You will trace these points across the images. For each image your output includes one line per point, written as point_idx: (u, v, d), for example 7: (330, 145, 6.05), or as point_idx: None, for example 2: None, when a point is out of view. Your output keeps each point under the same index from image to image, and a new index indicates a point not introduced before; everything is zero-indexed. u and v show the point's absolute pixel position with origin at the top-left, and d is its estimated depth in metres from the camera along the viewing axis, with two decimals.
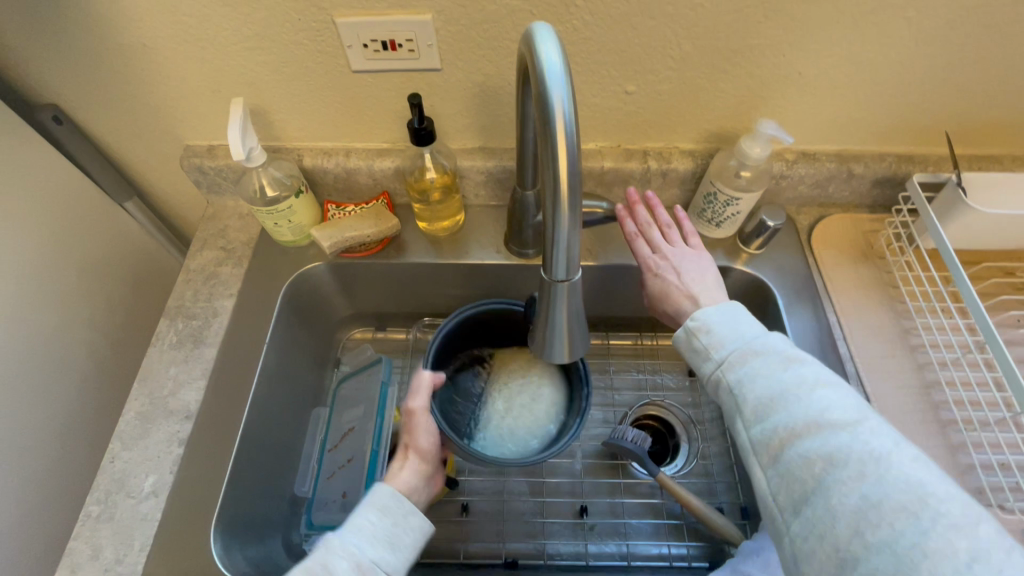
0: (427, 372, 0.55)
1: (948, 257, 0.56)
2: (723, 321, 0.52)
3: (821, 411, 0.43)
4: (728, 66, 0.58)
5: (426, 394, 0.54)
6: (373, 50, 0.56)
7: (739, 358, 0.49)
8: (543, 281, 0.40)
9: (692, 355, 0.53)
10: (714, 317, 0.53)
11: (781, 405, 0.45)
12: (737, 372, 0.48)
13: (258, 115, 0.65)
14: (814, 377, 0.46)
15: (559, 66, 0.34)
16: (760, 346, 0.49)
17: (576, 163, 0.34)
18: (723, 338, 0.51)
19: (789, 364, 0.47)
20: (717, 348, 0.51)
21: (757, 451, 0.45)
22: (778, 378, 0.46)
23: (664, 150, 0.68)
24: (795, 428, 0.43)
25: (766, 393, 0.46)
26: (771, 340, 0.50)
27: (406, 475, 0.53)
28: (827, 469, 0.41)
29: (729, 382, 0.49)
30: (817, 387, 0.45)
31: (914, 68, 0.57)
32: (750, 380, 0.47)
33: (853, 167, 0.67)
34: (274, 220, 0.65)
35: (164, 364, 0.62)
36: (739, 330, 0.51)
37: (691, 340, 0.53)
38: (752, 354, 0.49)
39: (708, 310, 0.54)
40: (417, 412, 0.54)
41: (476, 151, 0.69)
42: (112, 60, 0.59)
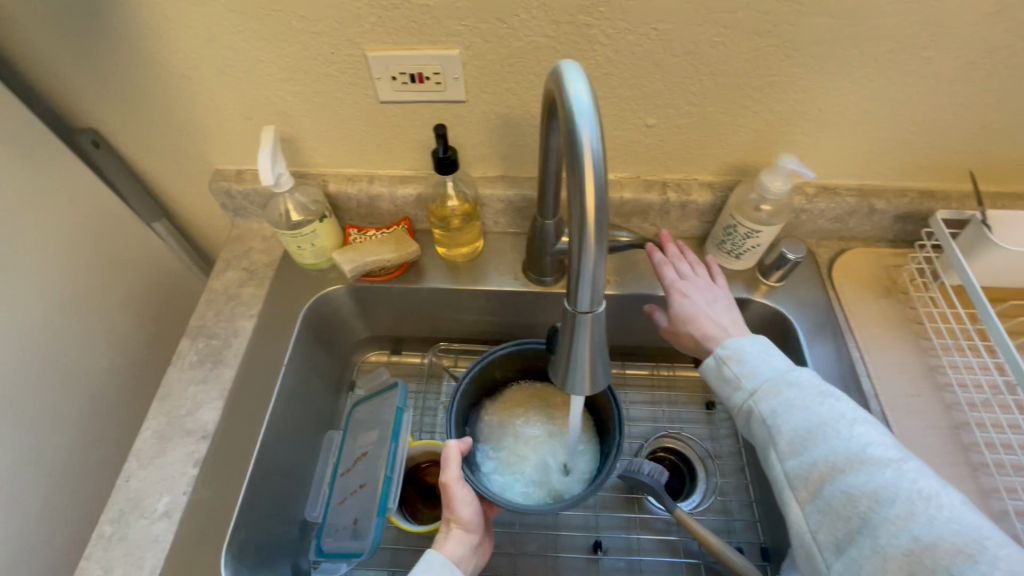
0: (454, 441, 0.55)
1: (976, 295, 0.55)
2: (753, 351, 0.53)
3: (863, 446, 0.43)
4: (748, 102, 0.58)
5: (457, 464, 0.54)
6: (401, 83, 0.58)
7: (772, 389, 0.49)
8: (567, 312, 0.40)
9: (722, 385, 0.53)
10: (745, 347, 0.53)
11: (820, 439, 0.45)
12: (771, 403, 0.48)
13: (287, 142, 0.67)
14: (852, 412, 0.46)
15: (587, 102, 0.35)
16: (794, 378, 0.49)
17: (603, 196, 0.35)
18: (755, 368, 0.51)
19: (825, 398, 0.47)
20: (749, 377, 0.51)
21: (794, 486, 0.45)
22: (815, 412, 0.46)
23: (683, 182, 0.68)
24: (836, 462, 0.43)
25: (802, 426, 0.46)
26: (804, 373, 0.50)
27: (454, 546, 0.52)
28: (874, 506, 0.40)
29: (763, 414, 0.49)
30: (856, 423, 0.45)
31: (935, 107, 0.58)
32: (786, 413, 0.47)
33: (873, 202, 0.67)
34: (297, 244, 0.67)
35: (184, 383, 0.63)
36: (771, 362, 0.52)
37: (721, 369, 0.53)
38: (786, 385, 0.49)
39: (739, 340, 0.54)
40: (451, 482, 0.53)
41: (497, 179, 0.70)
42: (152, 88, 0.62)
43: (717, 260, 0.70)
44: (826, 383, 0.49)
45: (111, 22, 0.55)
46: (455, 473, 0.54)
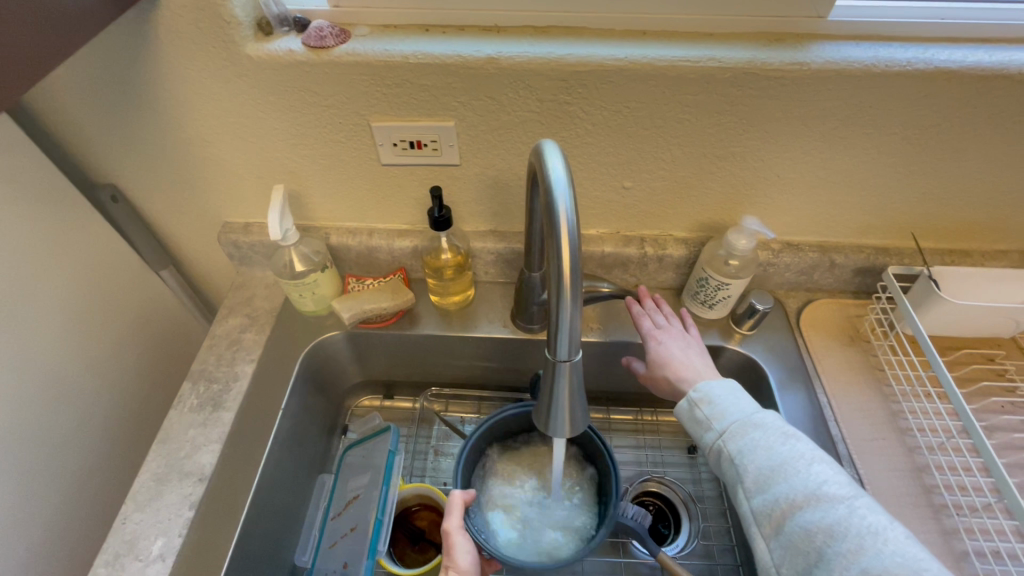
0: (457, 491, 0.57)
1: (924, 344, 0.60)
2: (721, 393, 0.56)
3: (820, 484, 0.47)
4: (713, 168, 0.65)
5: (459, 512, 0.56)
6: (402, 148, 0.65)
7: (738, 430, 0.53)
8: (547, 359, 0.44)
9: (694, 425, 0.57)
10: (715, 389, 0.57)
11: (781, 477, 0.48)
12: (738, 443, 0.52)
13: (294, 198, 0.72)
14: (810, 452, 0.50)
15: (563, 177, 0.40)
16: (758, 419, 0.53)
17: (577, 258, 0.40)
18: (724, 410, 0.55)
19: (787, 439, 0.51)
20: (718, 419, 0.55)
21: (759, 522, 0.48)
22: (778, 452, 0.50)
23: (659, 238, 0.74)
24: (796, 499, 0.47)
25: (765, 465, 0.50)
26: (767, 414, 0.54)
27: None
28: (828, 541, 0.44)
29: (731, 453, 0.52)
30: (814, 462, 0.49)
31: (880, 175, 0.65)
32: (751, 452, 0.51)
33: (834, 257, 0.73)
34: (299, 292, 0.71)
35: (184, 426, 0.65)
36: (738, 404, 0.55)
37: (692, 411, 0.57)
38: (752, 426, 0.53)
39: (709, 383, 0.58)
40: (453, 529, 0.55)
41: (488, 233, 0.76)
42: (172, 150, 0.67)
43: (693, 309, 0.75)
44: (788, 424, 0.53)
45: (141, 93, 0.61)
46: (457, 521, 0.56)
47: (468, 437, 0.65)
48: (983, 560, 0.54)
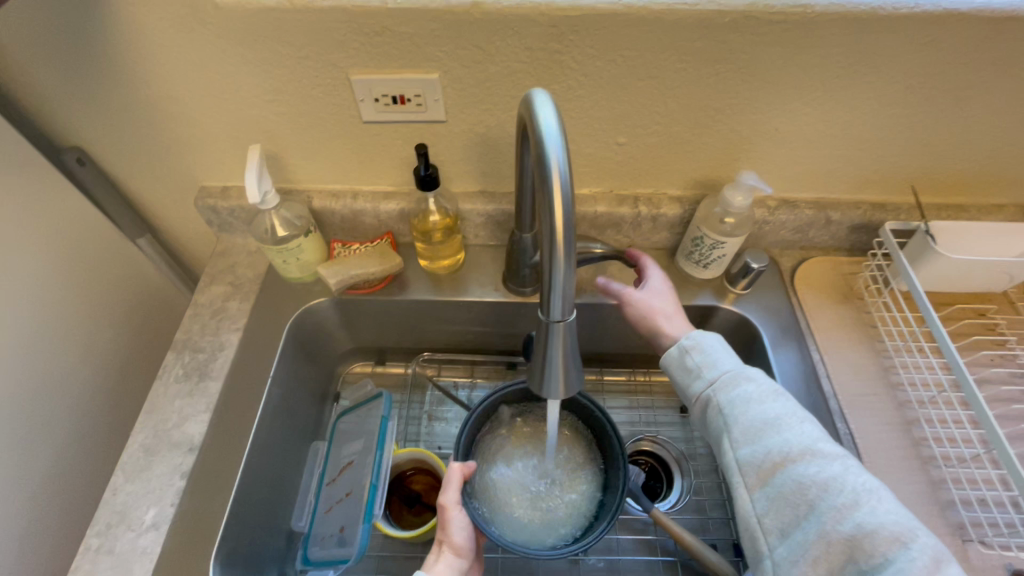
0: (457, 464, 0.57)
1: (919, 299, 0.60)
2: (714, 345, 0.56)
3: (813, 442, 0.47)
4: (710, 122, 0.63)
5: (457, 487, 0.56)
6: (384, 104, 0.61)
7: (730, 382, 0.53)
8: (541, 321, 0.43)
9: (682, 376, 0.56)
10: (708, 341, 0.56)
11: (774, 432, 0.49)
12: (729, 395, 0.52)
13: (272, 159, 0.69)
14: (800, 411, 0.50)
15: (554, 128, 0.38)
16: (750, 374, 0.53)
17: (570, 214, 0.38)
18: (716, 362, 0.55)
19: (779, 397, 0.51)
20: (710, 371, 0.54)
21: (746, 472, 0.48)
22: (772, 407, 0.50)
23: (654, 196, 0.72)
24: (790, 453, 0.47)
25: (758, 418, 0.50)
26: (757, 371, 0.54)
27: (443, 568, 0.53)
28: (822, 497, 0.44)
29: (722, 405, 0.52)
30: (804, 421, 0.49)
31: (880, 127, 0.63)
32: (744, 406, 0.51)
33: (830, 214, 0.72)
34: (283, 258, 0.68)
35: (170, 397, 0.64)
36: (731, 358, 0.55)
37: (684, 360, 0.56)
38: (744, 379, 0.53)
39: (704, 335, 0.57)
40: (450, 504, 0.55)
41: (477, 194, 0.73)
42: (138, 109, 0.63)
43: (686, 269, 0.74)
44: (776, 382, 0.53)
45: (99, 46, 0.57)
46: (454, 496, 0.56)
47: (471, 409, 0.63)
48: (969, 508, 0.56)
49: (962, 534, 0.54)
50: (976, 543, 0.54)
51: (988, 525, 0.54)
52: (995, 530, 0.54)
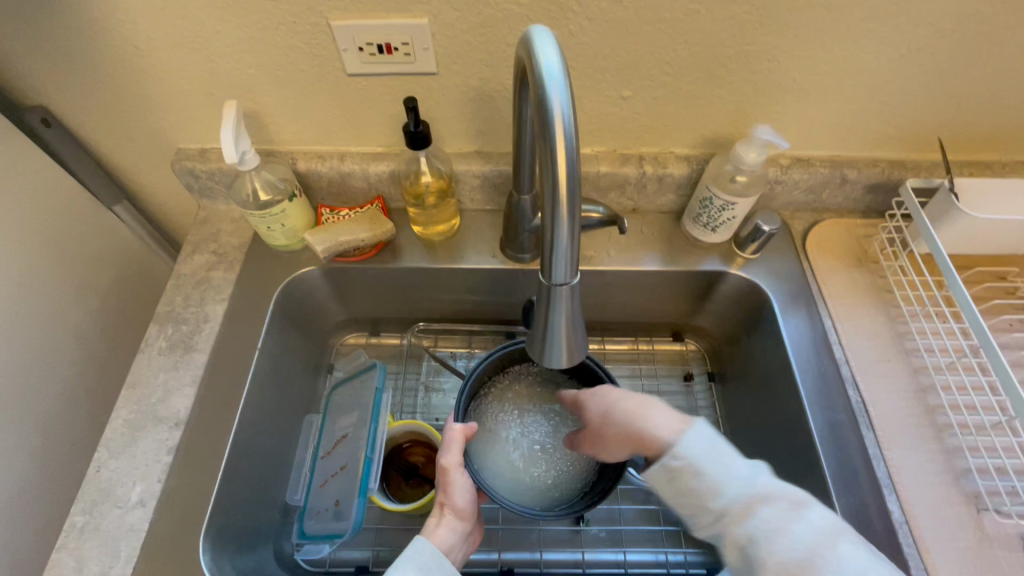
0: (457, 425, 0.55)
1: (942, 261, 0.56)
2: (706, 460, 0.46)
3: (853, 574, 0.39)
4: (722, 72, 0.58)
5: (458, 448, 0.54)
6: (369, 54, 0.56)
7: (741, 507, 0.43)
8: (542, 284, 0.40)
9: (682, 500, 0.46)
10: (700, 453, 0.46)
11: (816, 572, 0.39)
12: (744, 526, 0.43)
13: (251, 118, 0.64)
14: (829, 527, 0.41)
15: (558, 68, 0.34)
16: (760, 487, 0.44)
17: (575, 167, 0.34)
18: (718, 483, 0.44)
19: (801, 512, 0.42)
20: (714, 493, 0.44)
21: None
22: (802, 536, 0.41)
23: (660, 155, 0.68)
24: None
25: (787, 555, 0.40)
26: (766, 480, 0.44)
27: (444, 532, 0.51)
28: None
29: (744, 543, 0.42)
30: (841, 542, 0.41)
31: (906, 77, 0.58)
32: (769, 539, 0.41)
33: (846, 173, 0.67)
34: (267, 225, 0.64)
35: (154, 370, 0.61)
36: (728, 468, 0.45)
37: (679, 483, 0.46)
38: (757, 502, 0.43)
39: (693, 444, 0.46)
40: (451, 467, 0.53)
41: (472, 155, 0.69)
42: (102, 62, 0.58)
43: (693, 233, 0.70)
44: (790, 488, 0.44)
45: None
46: (455, 458, 0.53)
47: (469, 372, 0.60)
48: (985, 477, 0.54)
49: (977, 503, 0.53)
50: (991, 511, 0.52)
51: (1004, 494, 0.52)
52: (1010, 498, 0.53)
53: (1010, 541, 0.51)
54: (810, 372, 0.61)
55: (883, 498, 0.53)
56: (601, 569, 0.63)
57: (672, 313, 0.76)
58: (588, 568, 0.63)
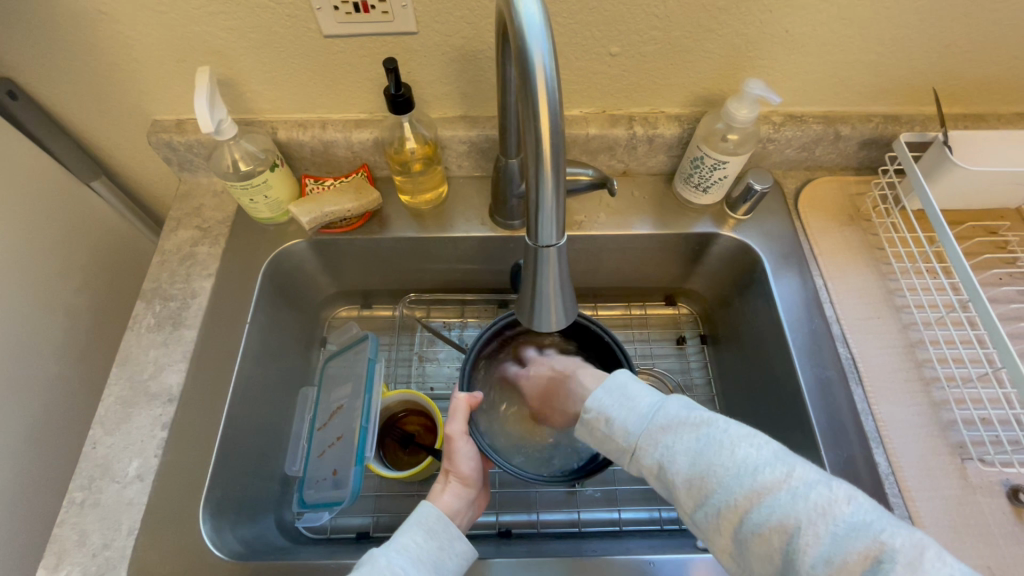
0: (463, 394, 0.55)
1: (934, 216, 0.56)
2: (612, 402, 0.48)
3: (752, 475, 0.40)
4: (713, 25, 0.56)
5: (464, 417, 0.54)
6: (345, 13, 0.53)
7: (649, 438, 0.45)
8: (529, 247, 0.39)
9: (600, 445, 0.49)
10: (606, 399, 0.49)
11: (712, 479, 0.42)
12: (654, 458, 0.45)
13: (226, 85, 0.62)
14: (725, 436, 0.43)
15: (538, 19, 0.32)
16: (664, 415, 0.46)
17: (558, 124, 0.33)
18: (624, 422, 0.47)
19: (699, 431, 0.44)
20: (623, 435, 0.47)
21: (709, 536, 0.42)
22: (696, 450, 0.43)
23: (650, 115, 0.66)
24: (738, 503, 0.40)
25: (685, 471, 0.43)
26: (670, 407, 0.46)
27: (449, 497, 0.52)
28: (785, 539, 0.38)
29: (653, 469, 0.45)
30: (735, 448, 0.42)
31: (903, 26, 0.56)
32: (671, 460, 0.44)
33: (840, 129, 0.66)
34: (250, 196, 0.62)
35: (144, 347, 0.61)
36: (633, 405, 0.48)
37: (593, 432, 0.49)
38: (658, 430, 0.45)
39: (597, 393, 0.49)
40: (456, 435, 0.53)
41: (457, 119, 0.67)
42: (65, 28, 0.56)
43: (685, 194, 0.69)
44: (693, 409, 0.46)
45: None
46: (460, 426, 0.54)
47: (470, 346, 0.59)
48: (970, 427, 0.55)
49: (962, 453, 0.54)
50: (976, 460, 0.53)
51: (989, 443, 0.54)
52: (995, 447, 0.54)
53: (993, 487, 0.52)
54: (801, 330, 0.62)
55: (870, 450, 0.54)
56: (596, 528, 0.64)
57: (665, 277, 0.76)
58: (584, 528, 0.64)
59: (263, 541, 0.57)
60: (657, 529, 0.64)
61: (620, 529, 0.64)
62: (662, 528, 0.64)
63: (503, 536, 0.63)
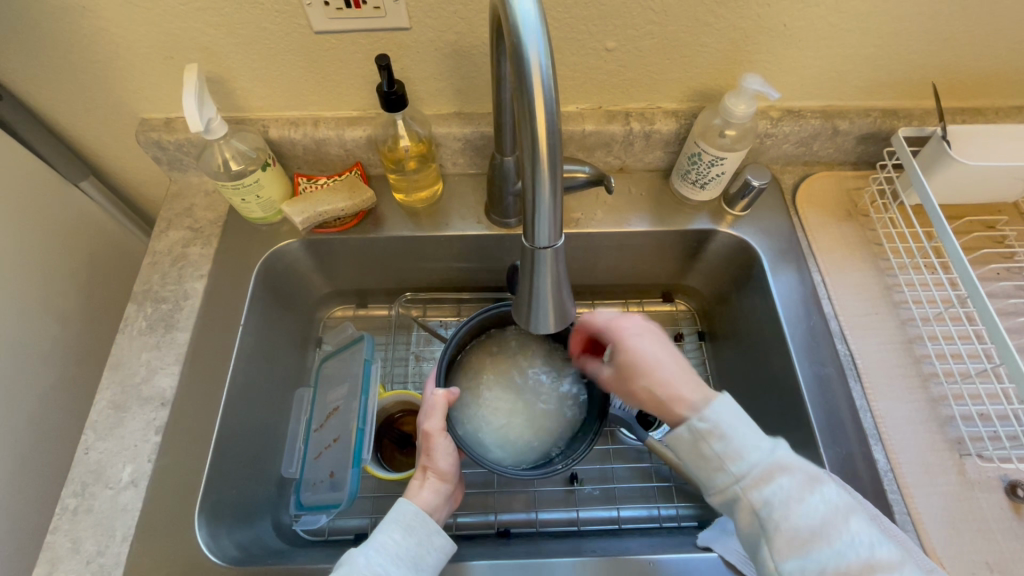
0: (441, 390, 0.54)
1: (933, 211, 0.56)
2: (736, 424, 0.45)
3: (870, 548, 0.40)
4: (711, 18, 0.55)
5: (441, 413, 0.53)
6: (335, 8, 0.52)
7: (768, 474, 0.43)
8: (525, 248, 0.39)
9: (697, 463, 0.46)
10: (726, 419, 0.46)
11: (823, 541, 0.40)
12: (766, 495, 0.43)
13: (216, 83, 0.61)
14: (841, 503, 0.42)
15: (534, 15, 0.32)
16: (785, 458, 0.44)
17: (554, 123, 0.33)
18: (745, 452, 0.44)
19: (818, 488, 0.43)
20: (735, 461, 0.44)
21: None
22: (816, 508, 0.41)
23: (647, 111, 0.66)
24: (846, 569, 0.39)
25: (802, 522, 0.41)
26: (787, 452, 0.45)
27: (427, 494, 0.51)
28: None
29: (757, 508, 0.43)
30: (849, 518, 0.41)
31: (902, 18, 0.55)
32: (784, 505, 0.42)
33: (837, 124, 0.66)
34: (241, 196, 0.61)
35: (135, 350, 0.60)
36: (752, 436, 0.45)
37: (699, 448, 0.46)
38: (779, 470, 0.43)
39: (719, 409, 0.46)
40: (434, 433, 0.52)
41: (452, 117, 0.66)
42: (48, 26, 0.54)
43: (683, 191, 0.68)
44: (807, 462, 0.45)
45: None
46: (438, 423, 0.53)
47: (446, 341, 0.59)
48: (969, 423, 0.55)
49: (960, 449, 0.54)
50: (974, 455, 0.53)
51: (987, 438, 0.54)
52: (993, 442, 0.54)
53: (991, 482, 0.52)
54: (799, 327, 0.61)
55: (869, 447, 0.54)
56: (596, 526, 0.64)
57: (663, 274, 0.75)
58: (584, 526, 0.64)
59: (260, 545, 0.57)
60: (656, 526, 0.64)
61: (619, 527, 0.63)
62: (661, 526, 0.64)
63: (502, 535, 0.63)
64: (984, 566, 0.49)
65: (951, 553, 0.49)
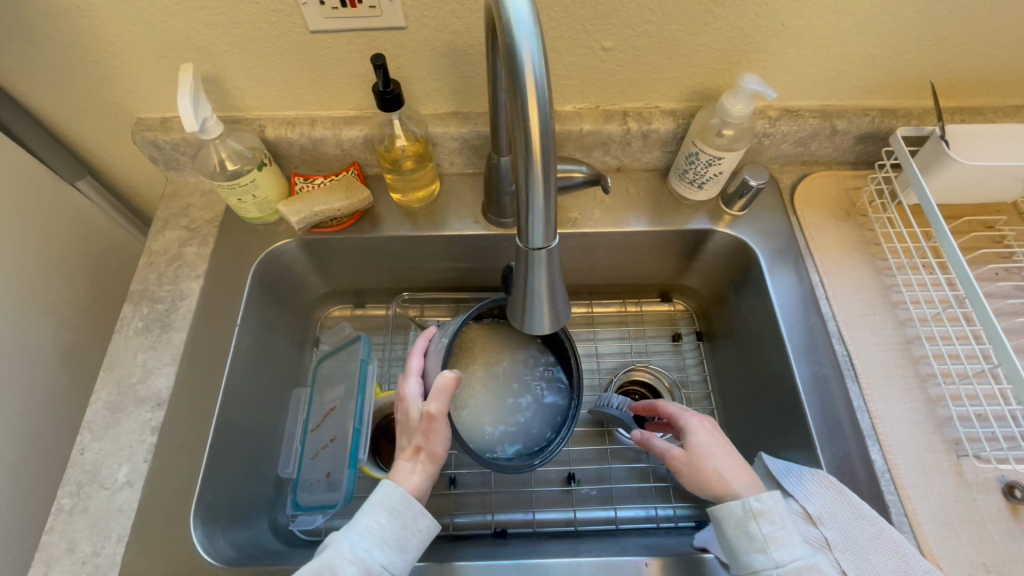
0: (450, 373, 0.50)
1: (931, 211, 0.55)
2: (788, 514, 0.45)
3: None
4: (708, 17, 0.55)
5: (446, 397, 0.50)
6: (331, 8, 0.52)
7: (806, 567, 0.43)
8: (520, 249, 0.38)
9: (738, 537, 0.45)
10: (779, 506, 0.46)
11: None
12: None
13: (211, 82, 0.61)
14: None
15: (527, 14, 0.31)
16: (820, 561, 0.44)
17: (549, 124, 0.32)
18: (790, 540, 0.44)
19: None
20: (779, 546, 0.44)
21: None
22: None
23: (645, 110, 0.65)
24: None
25: None
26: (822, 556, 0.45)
27: (418, 478, 0.49)
28: None
29: None
30: None
31: (900, 18, 0.55)
32: None
33: (835, 124, 0.65)
34: (237, 196, 0.61)
35: (131, 350, 0.60)
36: (797, 530, 0.45)
37: (745, 523, 0.45)
38: (816, 570, 0.43)
39: (777, 497, 0.46)
40: (438, 417, 0.50)
41: (449, 116, 0.66)
42: (41, 25, 0.54)
43: (680, 191, 0.68)
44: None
45: None
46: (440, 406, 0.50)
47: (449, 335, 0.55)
48: (966, 424, 0.55)
49: (957, 449, 0.54)
50: (971, 456, 0.53)
51: (984, 439, 0.53)
52: (991, 443, 0.54)
53: (988, 483, 0.52)
54: (796, 327, 0.61)
55: (866, 448, 0.54)
56: (594, 526, 0.64)
57: (660, 273, 0.75)
58: (581, 527, 0.64)
59: (256, 546, 0.57)
60: (654, 526, 0.63)
61: (617, 528, 0.63)
62: (659, 526, 0.63)
63: (498, 536, 0.63)
64: (981, 567, 0.48)
65: (948, 554, 0.49)
